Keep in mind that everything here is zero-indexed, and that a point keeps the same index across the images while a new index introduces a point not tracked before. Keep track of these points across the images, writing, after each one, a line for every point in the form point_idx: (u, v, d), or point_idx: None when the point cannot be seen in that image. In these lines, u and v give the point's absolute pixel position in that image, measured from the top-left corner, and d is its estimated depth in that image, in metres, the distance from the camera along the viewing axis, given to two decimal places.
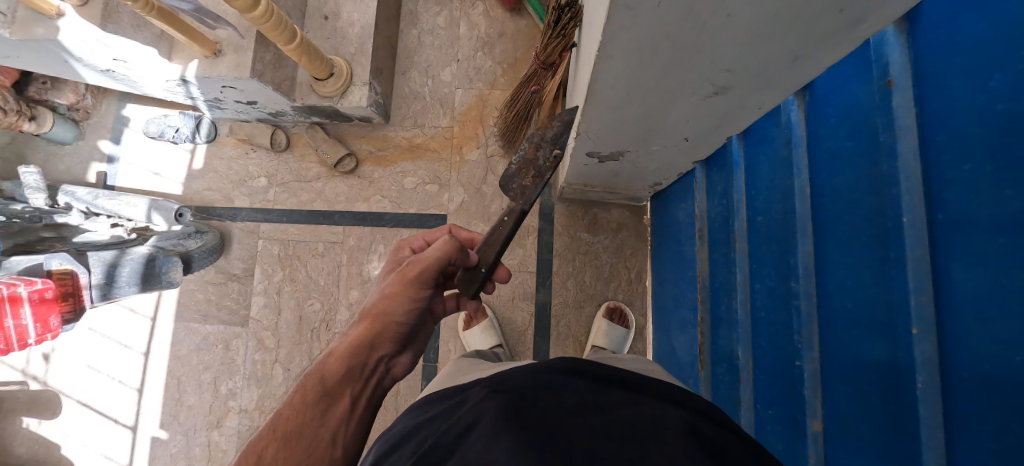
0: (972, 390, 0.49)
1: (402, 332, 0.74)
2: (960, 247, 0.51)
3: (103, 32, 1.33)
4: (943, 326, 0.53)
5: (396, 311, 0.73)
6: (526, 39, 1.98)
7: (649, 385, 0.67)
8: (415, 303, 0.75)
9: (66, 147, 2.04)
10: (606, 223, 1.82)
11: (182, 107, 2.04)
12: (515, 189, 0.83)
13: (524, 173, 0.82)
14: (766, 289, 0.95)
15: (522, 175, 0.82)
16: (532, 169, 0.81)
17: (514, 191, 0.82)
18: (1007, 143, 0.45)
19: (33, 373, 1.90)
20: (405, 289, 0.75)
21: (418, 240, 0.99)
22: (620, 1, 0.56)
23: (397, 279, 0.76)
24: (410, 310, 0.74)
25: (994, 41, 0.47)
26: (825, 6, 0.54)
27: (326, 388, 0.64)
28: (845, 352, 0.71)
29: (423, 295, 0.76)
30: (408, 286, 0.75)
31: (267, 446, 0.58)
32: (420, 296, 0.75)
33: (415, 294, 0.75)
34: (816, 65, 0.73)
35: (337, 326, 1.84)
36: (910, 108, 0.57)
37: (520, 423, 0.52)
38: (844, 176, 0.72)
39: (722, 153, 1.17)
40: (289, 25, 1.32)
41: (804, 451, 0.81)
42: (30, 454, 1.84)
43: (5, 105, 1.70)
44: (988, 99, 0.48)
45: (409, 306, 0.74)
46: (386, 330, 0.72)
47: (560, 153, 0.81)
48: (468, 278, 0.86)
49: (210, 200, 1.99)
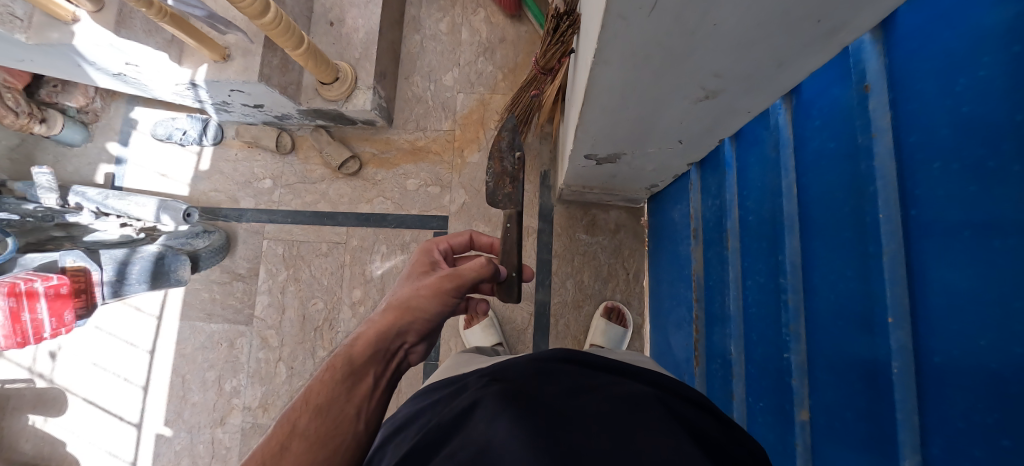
0: (944, 376, 0.50)
1: (430, 326, 0.72)
2: (931, 242, 0.52)
3: (116, 37, 1.36)
4: (917, 316, 0.54)
5: (428, 305, 0.72)
6: (526, 45, 2.00)
7: (641, 373, 0.68)
8: (446, 303, 0.74)
9: (75, 148, 2.08)
10: (605, 225, 1.83)
11: (189, 110, 2.08)
12: (501, 200, 1.06)
13: (502, 185, 1.07)
14: (757, 286, 0.96)
15: (501, 186, 1.06)
16: (506, 179, 1.06)
17: (501, 202, 1.05)
18: (974, 142, 0.46)
19: (40, 370, 1.94)
20: (439, 289, 0.73)
21: (442, 243, 0.96)
22: (614, 11, 0.57)
23: (433, 279, 0.74)
24: (442, 308, 0.73)
25: (962, 46, 0.48)
26: (805, 15, 0.54)
27: (353, 367, 0.63)
28: (829, 345, 0.72)
29: (453, 301, 0.74)
30: (441, 292, 0.73)
31: (300, 416, 0.58)
32: (452, 298, 0.74)
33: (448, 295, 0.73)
34: (795, 74, 0.74)
35: (340, 325, 1.86)
36: (886, 111, 0.58)
37: (519, 401, 0.53)
38: (831, 174, 0.72)
39: (714, 156, 1.18)
40: (297, 30, 1.34)
41: (792, 439, 0.81)
42: (36, 451, 1.87)
43: (15, 106, 1.76)
44: (954, 102, 0.49)
45: (441, 305, 0.73)
46: (416, 321, 0.70)
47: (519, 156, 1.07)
48: (506, 287, 0.94)
49: (216, 201, 2.02)
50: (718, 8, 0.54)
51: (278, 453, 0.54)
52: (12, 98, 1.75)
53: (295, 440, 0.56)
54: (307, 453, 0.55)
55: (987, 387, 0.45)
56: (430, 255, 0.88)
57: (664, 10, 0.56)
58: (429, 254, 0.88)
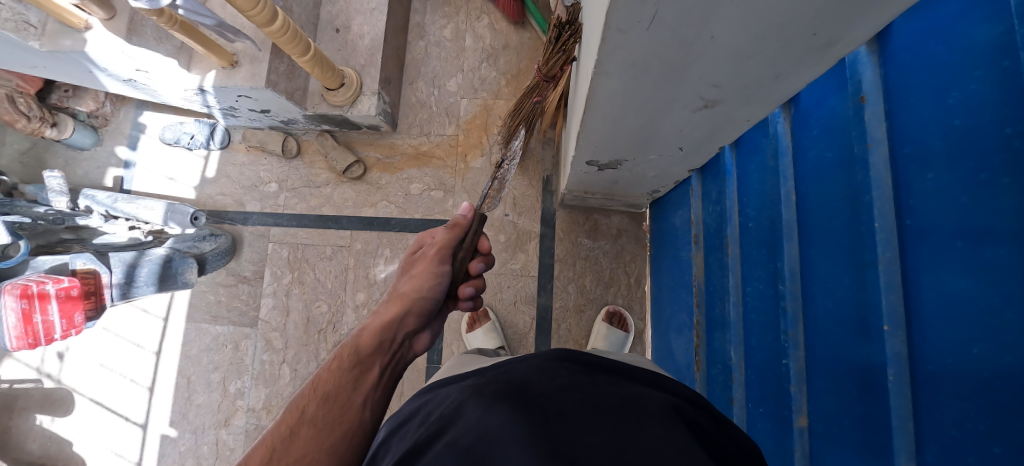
0: (938, 381, 0.51)
1: (429, 308, 0.77)
2: (926, 251, 0.52)
3: (127, 44, 1.38)
4: (912, 322, 0.54)
5: (423, 284, 0.77)
6: (529, 51, 2.02)
7: (640, 373, 0.68)
8: (437, 275, 0.79)
9: (85, 152, 2.11)
10: (607, 229, 1.84)
11: (196, 114, 2.11)
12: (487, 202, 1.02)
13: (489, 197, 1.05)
14: (756, 292, 0.96)
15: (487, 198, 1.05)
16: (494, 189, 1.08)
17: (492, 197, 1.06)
18: (968, 152, 0.47)
19: (47, 371, 1.96)
20: (428, 263, 0.79)
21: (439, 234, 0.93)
22: (614, 25, 0.59)
23: (421, 257, 0.82)
24: (437, 283, 0.78)
25: (954, 59, 0.49)
26: (802, 29, 0.55)
27: (360, 357, 0.66)
28: (825, 349, 0.72)
29: (445, 269, 0.79)
30: (427, 263, 0.79)
31: (308, 403, 0.59)
32: (442, 267, 0.80)
33: (436, 264, 0.79)
34: (793, 85, 0.75)
35: (343, 328, 1.87)
36: (881, 122, 0.59)
37: (519, 396, 0.54)
38: (829, 183, 0.73)
39: (715, 163, 1.18)
40: (304, 38, 1.37)
41: (790, 445, 0.81)
42: (42, 451, 1.88)
43: (28, 111, 1.82)
44: (947, 115, 0.50)
45: (434, 279, 0.78)
46: (416, 302, 0.76)
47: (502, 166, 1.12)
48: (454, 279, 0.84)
49: (223, 205, 2.04)
50: (716, 21, 0.55)
51: (287, 438, 0.56)
52: (24, 102, 1.80)
53: (303, 426, 0.57)
54: (316, 439, 0.56)
55: (980, 392, 0.46)
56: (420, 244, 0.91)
57: (663, 24, 0.57)
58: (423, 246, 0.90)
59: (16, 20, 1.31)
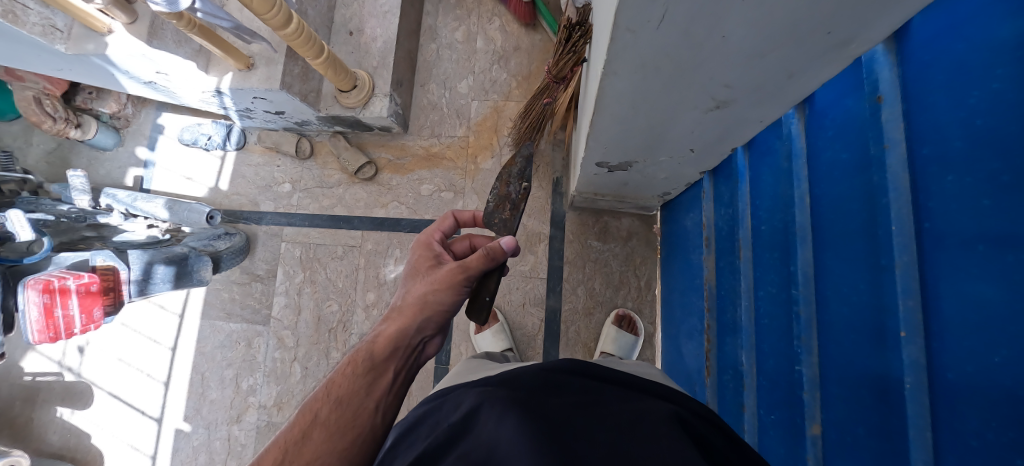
0: (959, 394, 0.49)
1: (449, 317, 0.75)
2: (946, 259, 0.51)
3: (148, 47, 1.41)
4: (931, 330, 0.53)
5: (445, 298, 0.73)
6: (540, 53, 2.03)
7: (651, 386, 0.67)
8: (459, 294, 0.75)
9: (107, 153, 2.17)
10: (617, 232, 1.83)
11: (213, 115, 2.17)
12: (497, 223, 0.98)
13: (501, 209, 0.98)
14: (769, 296, 0.95)
15: (500, 210, 0.98)
16: (507, 204, 0.98)
17: (497, 227, 0.98)
18: (988, 154, 0.46)
19: (69, 364, 2.02)
20: (450, 283, 0.74)
21: (435, 233, 0.93)
22: (622, 25, 0.59)
23: (445, 271, 0.74)
24: (458, 297, 0.74)
25: (975, 59, 0.48)
26: (815, 26, 0.55)
27: (374, 362, 0.66)
28: (841, 358, 0.71)
29: (466, 290, 0.75)
30: (445, 290, 0.73)
31: (321, 406, 0.62)
32: (464, 287, 0.75)
33: (459, 285, 0.74)
34: (809, 83, 0.73)
35: (353, 327, 1.89)
36: (899, 123, 0.58)
37: (528, 406, 0.55)
38: (845, 188, 0.71)
39: (727, 165, 1.17)
40: (318, 41, 1.39)
41: (803, 453, 0.80)
42: (62, 442, 1.94)
43: (53, 112, 1.89)
44: (967, 114, 0.49)
45: (454, 296, 0.74)
46: (430, 312, 0.71)
47: (527, 186, 0.99)
48: (476, 307, 0.82)
49: (238, 204, 2.08)
50: (726, 20, 0.55)
51: (300, 440, 0.59)
52: (50, 104, 1.88)
53: (316, 429, 0.60)
54: (327, 442, 0.59)
55: (1000, 404, 0.45)
56: (433, 251, 0.85)
57: (672, 24, 0.57)
58: (429, 248, 0.86)
59: (44, 25, 1.33)
